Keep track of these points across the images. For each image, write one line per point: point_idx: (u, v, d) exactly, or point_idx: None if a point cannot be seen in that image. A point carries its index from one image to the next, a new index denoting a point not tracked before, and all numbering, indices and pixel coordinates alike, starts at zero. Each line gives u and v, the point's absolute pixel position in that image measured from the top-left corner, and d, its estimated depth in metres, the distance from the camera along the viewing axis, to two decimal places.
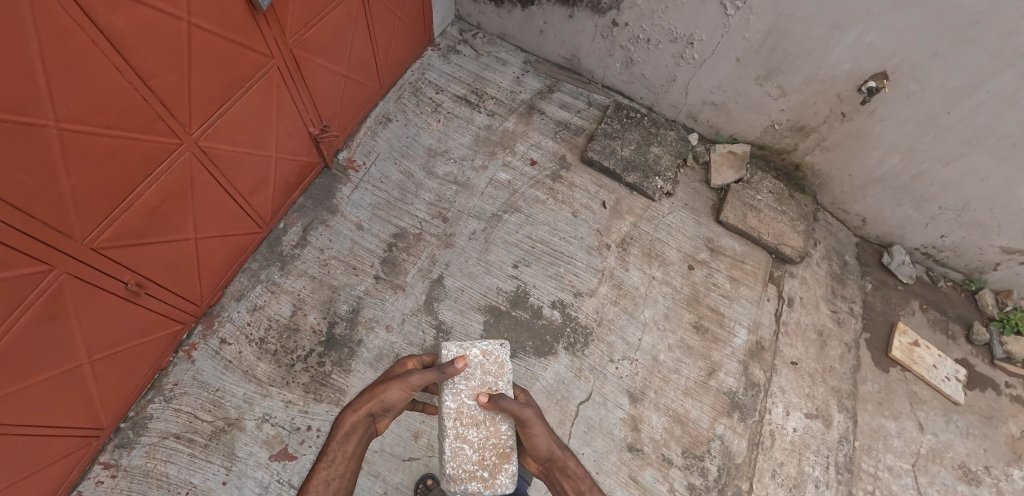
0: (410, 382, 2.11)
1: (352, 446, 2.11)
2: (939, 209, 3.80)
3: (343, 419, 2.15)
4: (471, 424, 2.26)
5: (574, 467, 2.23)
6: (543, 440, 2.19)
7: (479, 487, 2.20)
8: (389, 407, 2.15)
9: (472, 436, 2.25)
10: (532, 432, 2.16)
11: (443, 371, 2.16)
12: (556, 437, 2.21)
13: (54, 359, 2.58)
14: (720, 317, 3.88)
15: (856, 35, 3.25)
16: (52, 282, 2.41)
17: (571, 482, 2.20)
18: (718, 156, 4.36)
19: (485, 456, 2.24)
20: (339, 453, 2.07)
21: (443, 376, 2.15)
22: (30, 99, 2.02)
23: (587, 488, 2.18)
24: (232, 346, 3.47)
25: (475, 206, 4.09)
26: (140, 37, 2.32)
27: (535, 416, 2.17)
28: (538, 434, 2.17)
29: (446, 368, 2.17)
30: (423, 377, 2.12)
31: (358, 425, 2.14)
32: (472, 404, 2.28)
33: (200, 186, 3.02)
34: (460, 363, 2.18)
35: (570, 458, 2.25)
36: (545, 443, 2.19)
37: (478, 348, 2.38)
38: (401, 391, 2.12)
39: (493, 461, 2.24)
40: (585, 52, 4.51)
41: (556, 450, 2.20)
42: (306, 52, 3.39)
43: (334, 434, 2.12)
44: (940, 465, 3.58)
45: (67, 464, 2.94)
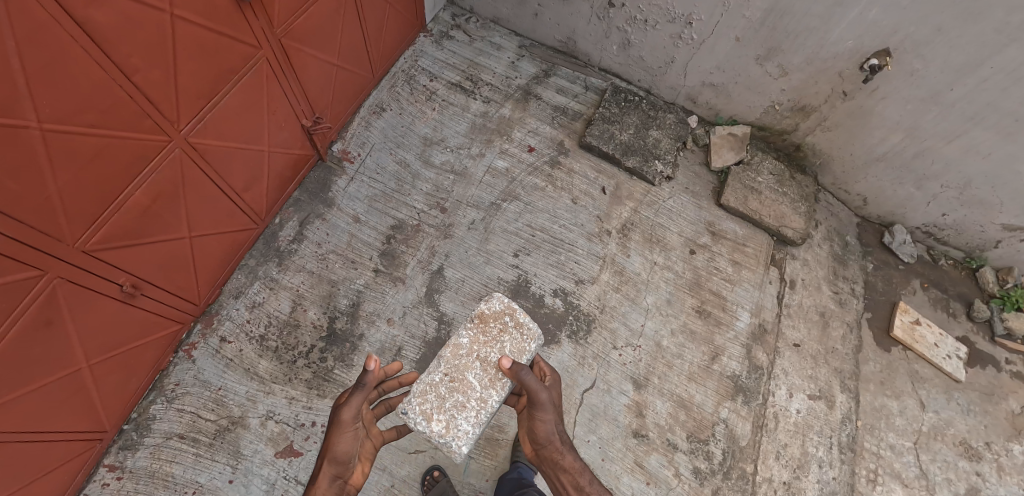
0: (343, 419, 2.17)
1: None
2: (941, 188, 3.77)
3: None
4: (486, 364, 2.43)
5: (571, 460, 2.35)
6: (550, 425, 2.35)
7: (518, 313, 2.57)
8: (344, 459, 2.16)
9: (493, 354, 2.46)
10: (540, 416, 2.33)
11: (363, 386, 2.20)
12: (561, 424, 2.38)
13: (52, 366, 2.54)
14: (722, 301, 3.87)
15: (858, 11, 3.17)
16: (46, 287, 2.35)
17: (567, 474, 2.34)
18: (718, 138, 4.30)
19: (497, 330, 2.52)
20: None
21: (365, 390, 2.20)
22: (11, 100, 1.94)
23: (586, 480, 2.32)
24: (232, 344, 3.44)
25: (473, 195, 4.03)
26: (122, 31, 2.23)
27: (548, 400, 2.33)
28: (545, 419, 2.33)
29: (363, 380, 2.19)
30: (351, 405, 2.19)
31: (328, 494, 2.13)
32: (473, 377, 2.39)
33: (191, 184, 2.95)
34: (370, 365, 2.13)
35: (566, 452, 2.37)
36: (547, 429, 2.36)
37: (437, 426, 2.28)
38: (343, 433, 2.17)
39: (497, 325, 2.53)
40: (580, 34, 4.41)
41: (556, 439, 2.35)
42: (295, 41, 3.29)
43: None
44: (942, 442, 3.61)
45: (70, 469, 2.92)
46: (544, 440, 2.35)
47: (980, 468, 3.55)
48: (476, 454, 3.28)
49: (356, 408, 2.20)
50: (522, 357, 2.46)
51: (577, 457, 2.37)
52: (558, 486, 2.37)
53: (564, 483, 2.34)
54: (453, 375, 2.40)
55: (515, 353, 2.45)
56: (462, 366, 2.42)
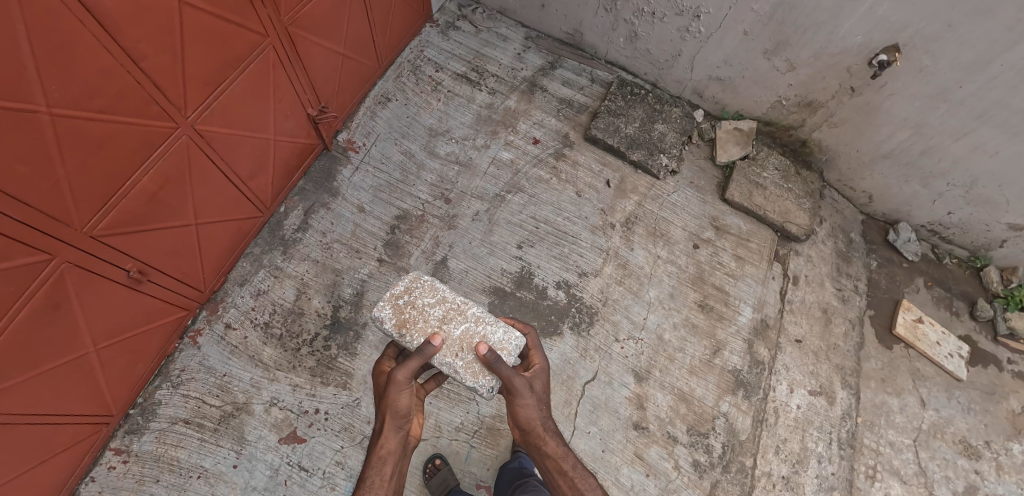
0: (400, 380, 2.21)
1: (390, 465, 2.18)
2: (947, 186, 3.75)
3: (376, 445, 2.23)
4: (446, 318, 2.51)
5: (554, 446, 2.38)
6: (531, 409, 2.34)
7: (400, 284, 2.57)
8: (404, 412, 2.24)
9: (439, 310, 2.52)
10: (519, 402, 2.32)
11: (422, 353, 2.28)
12: (542, 413, 2.37)
13: (60, 349, 2.56)
14: (726, 295, 3.87)
15: (869, 6, 3.13)
16: (54, 271, 2.38)
17: (551, 459, 2.37)
18: (724, 132, 4.28)
19: (416, 301, 2.53)
20: (380, 476, 2.15)
21: (423, 358, 2.26)
22: (19, 83, 1.95)
23: (570, 466, 2.36)
24: (237, 331, 3.47)
25: (477, 186, 4.03)
26: (130, 16, 2.24)
27: (525, 386, 2.31)
28: (525, 404, 2.32)
29: (425, 349, 2.29)
30: (408, 369, 2.22)
31: (393, 444, 2.22)
32: (461, 328, 2.48)
33: (197, 171, 2.96)
34: (436, 341, 2.32)
35: (549, 437, 2.39)
36: (529, 413, 2.35)
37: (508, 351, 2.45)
38: (402, 392, 2.22)
39: (405, 313, 2.49)
40: (587, 26, 4.38)
41: (537, 425, 2.36)
42: (301, 30, 3.28)
43: (372, 458, 2.19)
44: (942, 439, 3.62)
45: (78, 452, 2.97)
46: (524, 424, 2.35)
47: (978, 466, 3.57)
48: (478, 443, 3.31)
49: (413, 373, 2.23)
50: (437, 287, 2.58)
51: (561, 443, 2.39)
52: (544, 470, 2.41)
53: (550, 468, 2.38)
54: (461, 346, 2.44)
55: (435, 290, 2.57)
56: (453, 340, 2.45)
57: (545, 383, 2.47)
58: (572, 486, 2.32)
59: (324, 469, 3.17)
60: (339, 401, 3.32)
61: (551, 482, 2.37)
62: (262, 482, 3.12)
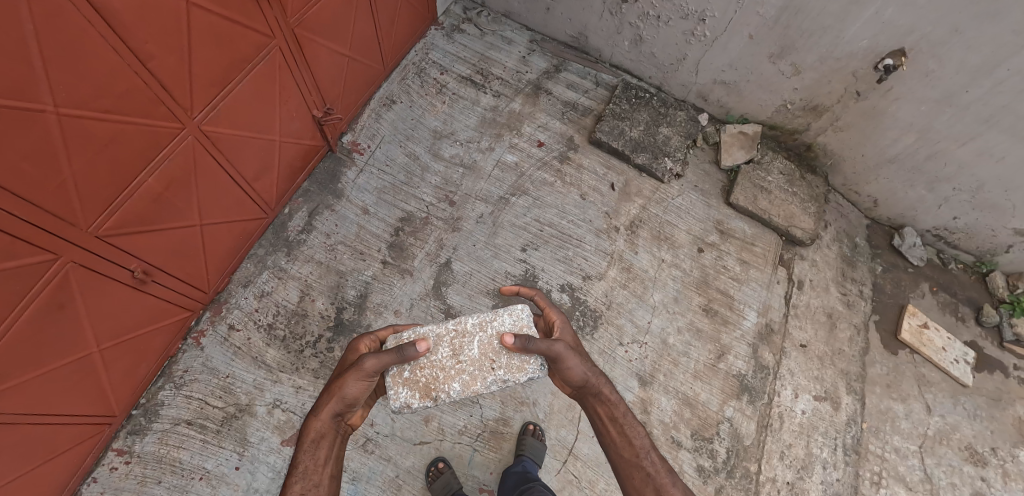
0: (366, 368, 2.15)
1: (324, 450, 2.17)
2: (953, 191, 3.73)
3: (309, 426, 2.21)
4: (454, 349, 2.38)
5: (608, 393, 2.35)
6: (579, 368, 2.29)
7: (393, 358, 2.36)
8: (351, 401, 2.21)
9: (445, 350, 2.37)
10: (569, 365, 2.26)
11: (401, 354, 2.18)
12: (590, 364, 2.31)
13: (63, 348, 2.56)
14: (730, 299, 3.86)
15: (875, 10, 3.13)
16: (59, 271, 2.37)
17: (604, 406, 2.34)
18: (728, 136, 4.27)
19: (422, 362, 2.34)
20: (313, 460, 2.14)
21: (401, 358, 2.17)
22: (26, 82, 1.96)
23: (622, 412, 2.33)
24: (240, 332, 3.46)
25: (482, 188, 4.03)
26: (138, 18, 2.25)
27: (567, 348, 2.26)
28: (573, 364, 2.26)
29: (406, 352, 2.18)
30: (378, 361, 2.16)
31: (326, 429, 2.21)
32: (477, 346, 2.37)
33: (202, 172, 2.96)
34: (421, 345, 2.20)
35: (603, 384, 2.36)
36: (579, 372, 2.29)
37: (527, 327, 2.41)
38: (358, 382, 2.18)
39: (423, 378, 2.31)
40: (592, 30, 4.38)
41: (592, 377, 2.31)
42: (307, 32, 3.29)
43: (305, 437, 2.18)
44: (948, 446, 3.59)
45: (79, 452, 2.96)
46: (579, 382, 2.30)
47: (985, 474, 3.54)
48: (481, 447, 3.30)
49: (382, 365, 2.17)
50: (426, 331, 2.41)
51: (614, 390, 2.37)
52: (594, 420, 2.37)
53: (601, 417, 2.34)
54: (488, 360, 2.33)
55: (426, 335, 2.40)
56: (478, 365, 2.33)
57: (575, 336, 2.46)
58: (622, 432, 2.28)
59: None
60: None
61: (601, 430, 2.33)
62: (264, 484, 3.11)
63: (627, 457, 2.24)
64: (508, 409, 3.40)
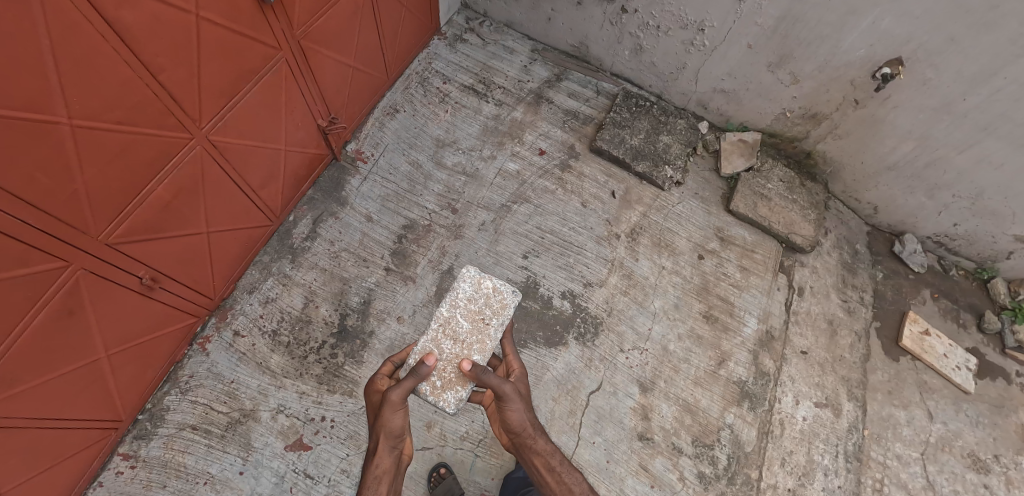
0: (394, 400, 2.21)
1: (386, 484, 2.19)
2: (953, 198, 3.76)
3: (370, 466, 2.23)
4: (451, 336, 2.56)
5: (542, 443, 2.41)
6: (520, 413, 2.36)
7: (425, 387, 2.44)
8: (397, 432, 2.25)
9: (448, 347, 2.53)
10: (508, 407, 2.34)
11: (417, 375, 2.25)
12: (531, 412, 2.40)
13: (72, 354, 2.61)
14: (730, 306, 3.88)
15: (872, 20, 3.18)
16: (69, 278, 2.43)
17: (540, 457, 2.38)
18: (728, 144, 4.32)
19: (445, 369, 2.49)
20: (376, 495, 2.15)
21: (419, 379, 2.24)
22: (41, 94, 2.02)
23: (558, 461, 2.39)
24: (246, 338, 3.51)
25: (484, 196, 4.08)
26: (149, 32, 2.31)
27: (514, 391, 2.34)
28: (514, 409, 2.35)
29: (419, 370, 2.26)
30: (403, 390, 2.22)
31: (386, 463, 2.24)
32: (461, 319, 2.60)
33: (209, 181, 3.02)
34: (430, 361, 2.29)
35: (538, 436, 2.41)
36: (519, 417, 2.37)
37: (491, 282, 2.71)
38: (395, 413, 2.23)
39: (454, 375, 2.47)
40: (592, 39, 4.44)
41: (528, 426, 2.38)
42: (313, 43, 3.36)
43: (367, 478, 2.20)
44: (950, 453, 3.59)
45: (86, 457, 3.00)
46: (516, 427, 2.36)
47: (987, 481, 3.53)
48: (483, 452, 3.31)
49: (407, 392, 2.24)
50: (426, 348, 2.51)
51: (548, 440, 2.42)
52: (531, 471, 2.41)
53: (538, 467, 2.38)
54: (479, 321, 2.60)
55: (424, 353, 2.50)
56: (479, 332, 2.57)
57: (525, 387, 2.54)
58: (560, 480, 2.34)
59: (329, 476, 3.18)
60: (345, 409, 3.34)
61: (539, 480, 2.37)
62: (267, 489, 3.14)
63: None
64: None
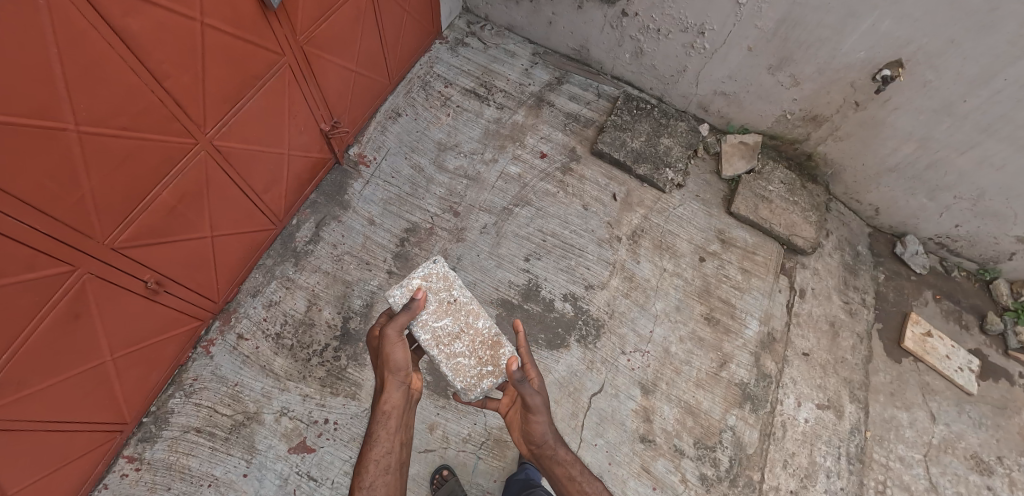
0: (392, 334, 2.37)
1: (395, 418, 2.26)
2: (954, 199, 3.76)
3: (380, 402, 2.31)
4: (451, 339, 2.61)
5: (563, 454, 2.38)
6: (543, 425, 2.36)
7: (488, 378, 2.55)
8: (400, 366, 2.35)
9: (462, 344, 2.61)
10: (535, 419, 2.34)
11: (410, 309, 2.49)
12: (553, 424, 2.38)
13: (78, 357, 2.64)
14: (732, 308, 3.89)
15: (871, 22, 3.19)
16: (75, 282, 2.45)
17: (562, 468, 2.34)
18: (729, 146, 4.33)
19: (484, 355, 2.59)
20: (385, 428, 2.23)
21: (412, 311, 2.47)
22: (49, 102, 2.05)
23: (578, 471, 2.35)
24: (249, 341, 3.53)
25: (486, 199, 4.10)
26: (155, 39, 2.34)
27: (540, 403, 2.35)
28: (538, 421, 2.34)
29: (411, 305, 2.50)
30: (398, 323, 2.41)
31: (394, 399, 2.31)
32: (441, 321, 2.63)
33: (214, 185, 3.04)
34: (420, 295, 2.54)
35: (559, 446, 2.39)
36: (542, 430, 2.36)
37: (416, 276, 2.73)
38: (396, 347, 2.37)
39: (490, 353, 2.60)
40: (593, 43, 4.47)
41: (550, 437, 2.37)
42: (316, 48, 3.38)
43: (377, 414, 2.27)
44: (953, 455, 3.59)
45: (91, 459, 3.02)
46: (539, 440, 2.35)
47: (991, 483, 3.52)
48: (485, 454, 3.33)
49: (402, 326, 2.42)
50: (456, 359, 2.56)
51: (569, 450, 2.40)
52: (553, 484, 2.35)
53: (558, 477, 2.33)
54: (449, 306, 2.67)
55: (457, 366, 2.55)
56: (460, 313, 2.67)
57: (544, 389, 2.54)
58: (580, 490, 2.29)
59: (332, 479, 3.20)
60: (348, 411, 3.36)
61: (560, 491, 2.32)
62: (271, 492, 3.16)
63: None
64: None
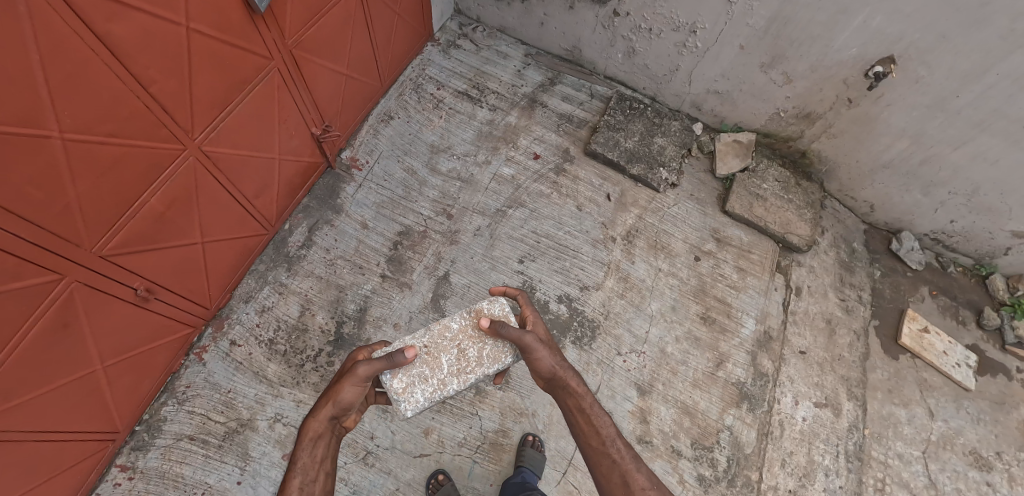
0: (360, 375, 2.25)
1: (321, 450, 2.23)
2: (949, 194, 3.75)
3: (307, 428, 2.27)
4: (463, 358, 2.53)
5: (576, 385, 2.41)
6: (547, 360, 2.38)
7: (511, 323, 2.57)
8: (347, 404, 2.27)
9: (473, 349, 2.55)
10: (535, 355, 2.36)
11: (393, 360, 2.34)
12: (558, 357, 2.40)
13: (68, 366, 2.61)
14: (728, 308, 3.87)
15: (863, 19, 3.18)
16: (63, 290, 2.42)
17: (573, 398, 2.39)
18: (723, 145, 4.31)
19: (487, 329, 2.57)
20: (309, 458, 2.19)
21: (393, 363, 2.32)
22: (34, 109, 2.03)
23: (589, 403, 2.38)
24: (242, 347, 3.50)
25: (480, 202, 4.08)
26: (139, 44, 2.32)
27: (536, 341, 2.36)
28: (541, 357, 2.36)
29: (396, 358, 2.35)
30: (370, 367, 2.28)
31: (322, 428, 2.26)
32: (445, 362, 2.51)
33: (203, 191, 3.02)
34: (410, 352, 2.37)
35: (571, 377, 2.41)
36: (548, 364, 2.39)
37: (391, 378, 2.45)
38: (354, 387, 2.26)
39: (490, 325, 2.58)
40: (585, 43, 4.46)
41: (559, 369, 2.39)
42: (306, 52, 3.37)
43: (303, 438, 2.24)
44: (952, 451, 3.57)
45: (83, 468, 2.99)
46: (546, 373, 2.39)
47: (990, 478, 3.51)
48: (481, 458, 3.31)
49: (374, 371, 2.29)
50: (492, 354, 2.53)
51: (581, 381, 2.42)
52: (565, 413, 2.42)
53: (570, 407, 2.40)
54: (430, 351, 2.53)
55: (495, 357, 2.51)
56: (441, 343, 2.55)
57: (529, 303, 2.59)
58: (590, 421, 2.34)
59: None
60: None
61: (571, 421, 2.39)
62: None
63: (595, 445, 2.31)
64: (507, 421, 3.41)
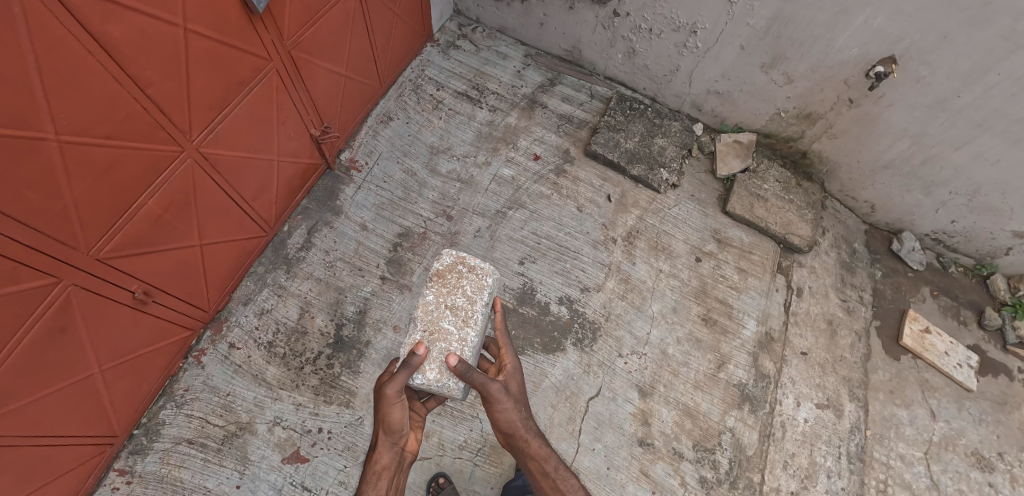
0: (389, 394, 2.23)
1: (386, 480, 2.24)
2: (950, 195, 3.74)
3: (372, 462, 2.30)
4: (456, 310, 2.55)
5: (537, 447, 2.40)
6: (510, 412, 2.34)
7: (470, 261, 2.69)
8: (397, 427, 2.29)
9: (459, 300, 2.58)
10: (499, 408, 2.32)
11: (410, 366, 2.24)
12: (523, 412, 2.38)
13: (65, 371, 2.59)
14: (729, 309, 3.86)
15: (864, 19, 3.17)
16: (59, 294, 2.40)
17: (535, 461, 2.38)
18: (723, 145, 4.30)
19: (457, 278, 2.63)
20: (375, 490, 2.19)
21: (411, 368, 2.23)
22: (28, 112, 2.01)
23: (553, 466, 2.39)
24: (241, 350, 3.48)
25: (479, 203, 4.06)
26: (136, 46, 2.30)
27: (501, 392, 2.31)
28: (504, 410, 2.32)
29: (410, 361, 2.24)
30: (395, 383, 2.22)
31: (387, 460, 2.29)
32: (448, 323, 2.51)
33: (202, 193, 3.00)
34: (421, 350, 2.26)
35: (533, 438, 2.40)
36: (509, 417, 2.35)
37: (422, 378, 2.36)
38: (394, 407, 2.26)
39: (454, 275, 2.65)
40: (585, 43, 4.44)
41: (519, 426, 2.37)
42: (304, 53, 3.35)
43: (368, 473, 2.26)
44: (954, 452, 3.56)
45: (82, 472, 2.97)
46: (506, 428, 2.36)
47: (992, 479, 3.50)
48: (482, 461, 3.29)
49: (402, 386, 2.24)
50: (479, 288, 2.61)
51: (543, 443, 2.41)
52: (527, 475, 2.41)
53: (532, 471, 2.39)
54: (432, 331, 2.49)
55: (478, 289, 2.60)
56: (433, 317, 2.53)
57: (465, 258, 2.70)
58: (555, 486, 2.36)
59: (327, 489, 3.15)
60: (342, 420, 3.31)
61: (535, 484, 2.40)
62: None
63: None
64: None
